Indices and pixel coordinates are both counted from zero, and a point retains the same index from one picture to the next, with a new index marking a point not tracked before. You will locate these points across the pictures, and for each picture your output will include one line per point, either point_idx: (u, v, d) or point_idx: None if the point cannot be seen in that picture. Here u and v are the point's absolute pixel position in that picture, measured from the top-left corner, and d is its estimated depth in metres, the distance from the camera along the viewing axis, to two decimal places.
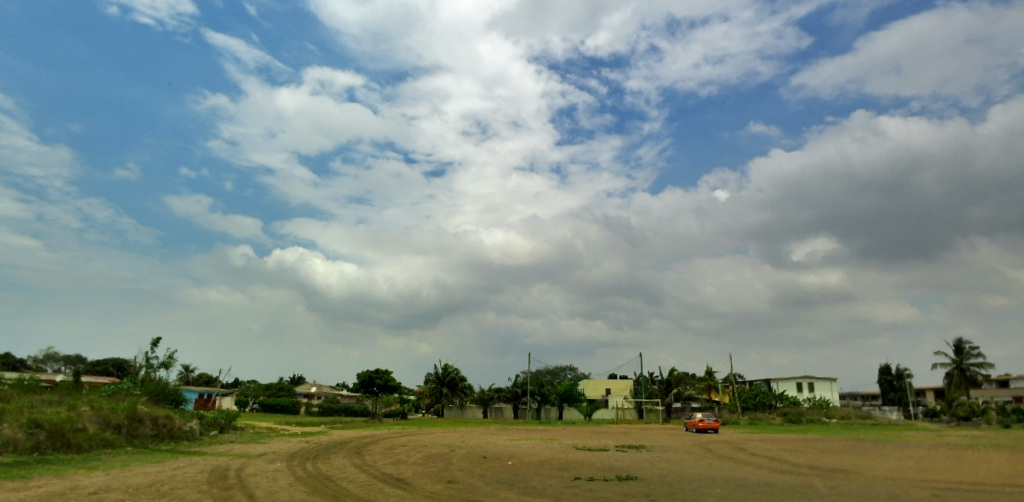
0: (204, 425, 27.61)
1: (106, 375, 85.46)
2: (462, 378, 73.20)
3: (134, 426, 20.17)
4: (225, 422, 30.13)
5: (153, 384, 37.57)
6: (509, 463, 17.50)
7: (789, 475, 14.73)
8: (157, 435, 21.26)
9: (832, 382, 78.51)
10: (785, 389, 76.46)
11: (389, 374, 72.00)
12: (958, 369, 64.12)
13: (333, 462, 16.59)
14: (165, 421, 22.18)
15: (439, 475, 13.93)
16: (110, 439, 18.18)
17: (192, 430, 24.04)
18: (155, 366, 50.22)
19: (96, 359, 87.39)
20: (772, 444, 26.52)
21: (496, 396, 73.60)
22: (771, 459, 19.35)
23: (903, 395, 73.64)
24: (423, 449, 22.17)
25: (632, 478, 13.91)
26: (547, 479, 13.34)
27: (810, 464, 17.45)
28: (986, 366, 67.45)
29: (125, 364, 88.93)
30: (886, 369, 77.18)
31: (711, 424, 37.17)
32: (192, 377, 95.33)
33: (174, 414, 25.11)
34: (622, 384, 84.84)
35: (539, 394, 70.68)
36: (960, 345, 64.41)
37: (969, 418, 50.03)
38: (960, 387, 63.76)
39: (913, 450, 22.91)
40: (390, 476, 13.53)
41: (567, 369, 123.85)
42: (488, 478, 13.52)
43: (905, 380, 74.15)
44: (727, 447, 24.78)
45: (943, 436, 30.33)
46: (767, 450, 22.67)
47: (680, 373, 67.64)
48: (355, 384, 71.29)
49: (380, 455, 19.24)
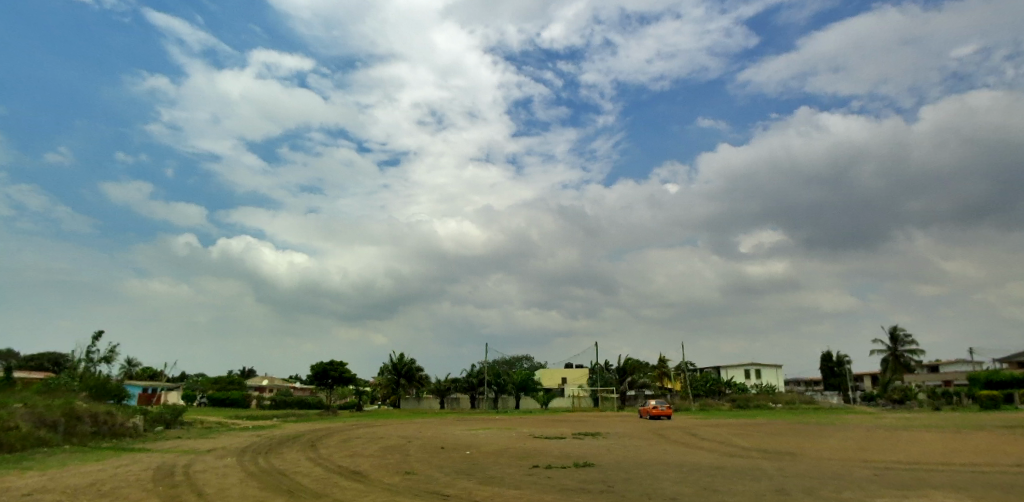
0: (148, 421, 26.40)
1: (39, 370, 80.66)
2: (419, 369, 72.64)
3: (72, 424, 19.11)
4: (172, 417, 28.96)
5: (92, 378, 35.75)
6: (468, 452, 17.50)
7: (740, 458, 15.39)
8: (98, 433, 20.19)
9: (777, 369, 82.17)
10: (734, 376, 79.53)
11: (344, 365, 70.93)
12: (892, 355, 68.26)
13: (287, 455, 16.20)
14: (106, 417, 21.11)
15: (397, 466, 13.79)
16: (46, 438, 17.12)
17: (136, 427, 22.90)
18: (97, 360, 48.01)
19: (27, 354, 82.39)
20: (722, 428, 27.60)
21: (454, 387, 73.43)
22: (723, 443, 20.09)
23: (843, 380, 77.84)
24: (379, 441, 21.92)
25: (590, 464, 14.24)
26: (507, 468, 13.46)
27: (759, 447, 18.27)
28: (917, 351, 72.06)
29: (59, 357, 83.94)
30: (827, 356, 81.41)
31: (665, 411, 38.32)
32: (135, 372, 91.23)
33: (115, 410, 23.86)
34: (578, 372, 86.41)
35: (496, 384, 71.58)
36: (894, 333, 68.57)
37: (902, 401, 53.53)
38: (895, 372, 67.86)
39: (853, 432, 24.40)
40: (347, 469, 13.34)
41: (524, 359, 125.15)
42: (447, 468, 13.55)
43: (845, 366, 78.41)
44: (680, 432, 25.60)
45: (880, 418, 32.36)
46: (717, 435, 23.61)
47: (635, 361, 69.24)
48: (309, 376, 69.98)
49: (336, 447, 18.98)
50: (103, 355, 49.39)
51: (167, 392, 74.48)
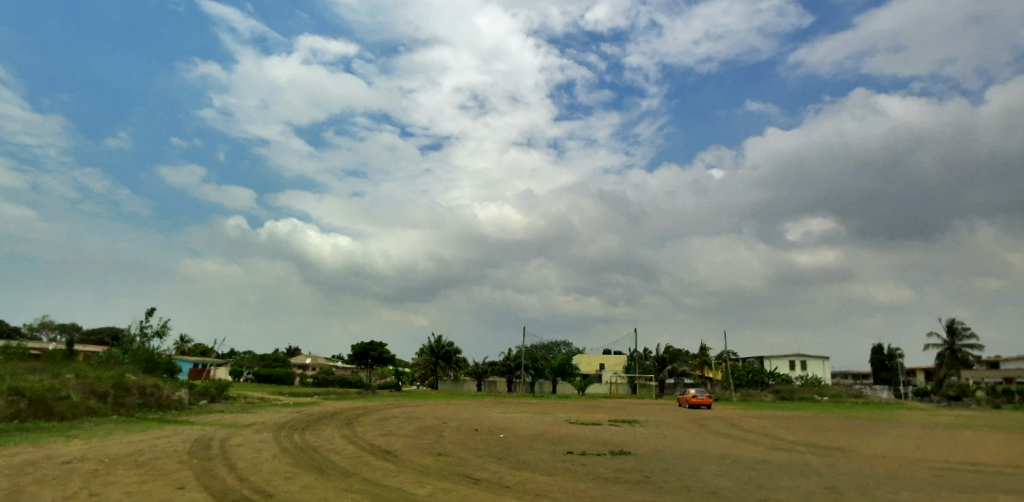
0: (194, 394, 27.40)
1: (102, 344, 85.70)
2: (456, 351, 73.34)
3: (121, 395, 19.89)
4: (217, 391, 30.01)
5: (144, 352, 37.46)
6: (501, 436, 17.29)
7: (785, 452, 14.57)
8: (145, 404, 20.97)
9: (824, 361, 79.04)
10: (778, 366, 77.01)
11: (383, 346, 72.36)
12: (950, 349, 64.52)
13: (322, 432, 16.34)
14: (153, 390, 21.92)
15: (427, 447, 13.64)
16: (95, 408, 17.84)
17: (181, 400, 23.71)
18: (152, 335, 50.41)
19: (92, 329, 87.64)
20: (765, 420, 26.57)
21: (491, 370, 73.89)
22: (766, 436, 19.19)
23: (894, 374, 74.26)
24: (414, 421, 22.00)
25: (626, 453, 13.71)
26: (539, 453, 13.11)
27: (806, 442, 17.32)
28: (977, 346, 67.92)
29: (120, 332, 88.76)
30: (878, 348, 77.75)
31: (704, 400, 37.29)
32: (189, 348, 95.71)
33: (162, 383, 24.79)
34: (616, 359, 85.49)
35: (533, 368, 71.54)
36: (953, 326, 64.70)
37: (960, 397, 50.57)
38: (952, 368, 64.17)
39: (908, 429, 22.97)
40: (378, 448, 13.25)
41: (561, 344, 124.87)
42: (479, 451, 13.33)
43: (897, 360, 74.73)
44: (721, 422, 24.71)
45: (937, 415, 30.49)
46: (760, 427, 22.68)
47: (675, 349, 67.64)
48: (350, 356, 71.74)
49: (371, 426, 19.06)
50: (157, 331, 51.87)
51: (217, 367, 77.85)
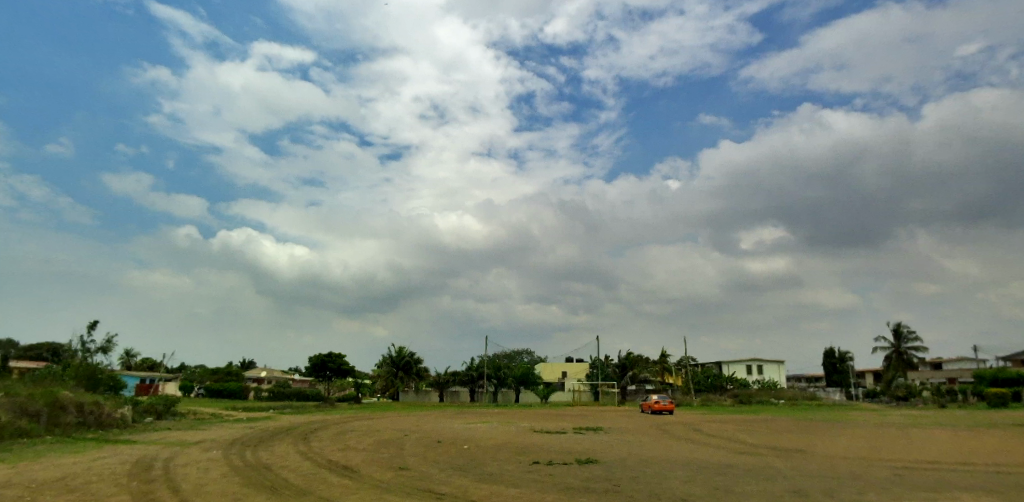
0: (138, 412, 25.78)
1: (37, 360, 80.31)
2: (418, 361, 72.15)
3: (55, 414, 18.45)
4: (163, 408, 28.36)
5: (83, 367, 35.19)
6: (465, 447, 16.87)
7: (747, 456, 14.70)
8: (83, 423, 19.54)
9: (779, 365, 81.51)
10: (736, 371, 78.90)
11: (343, 358, 70.49)
12: (896, 352, 67.57)
13: (276, 448, 15.55)
14: (92, 408, 20.47)
15: (388, 462, 13.07)
16: (26, 428, 16.47)
17: (124, 418, 22.24)
18: (94, 350, 47.55)
19: (26, 344, 82.10)
20: (725, 423, 27.07)
21: (453, 380, 72.97)
22: (728, 440, 19.47)
23: (845, 377, 77.24)
24: (375, 434, 21.32)
25: (593, 461, 13.52)
26: (504, 464, 12.77)
27: (767, 445, 17.61)
28: (921, 348, 71.41)
29: (57, 347, 83.40)
30: (830, 352, 80.80)
31: (666, 406, 37.71)
32: (134, 363, 90.80)
33: (102, 399, 23.20)
34: (579, 367, 85.91)
35: (496, 377, 70.95)
36: (898, 330, 67.83)
37: (907, 398, 52.95)
38: (897, 369, 67.15)
39: (861, 429, 23.73)
40: (336, 464, 12.64)
41: (524, 353, 124.81)
42: (442, 463, 12.87)
43: (847, 363, 77.77)
44: (683, 428, 24.95)
45: (887, 415, 31.70)
46: (721, 431, 23.04)
47: (636, 356, 68.00)
48: (308, 368, 69.54)
49: (329, 441, 18.31)
50: (99, 345, 48.98)
51: (165, 383, 74.07)
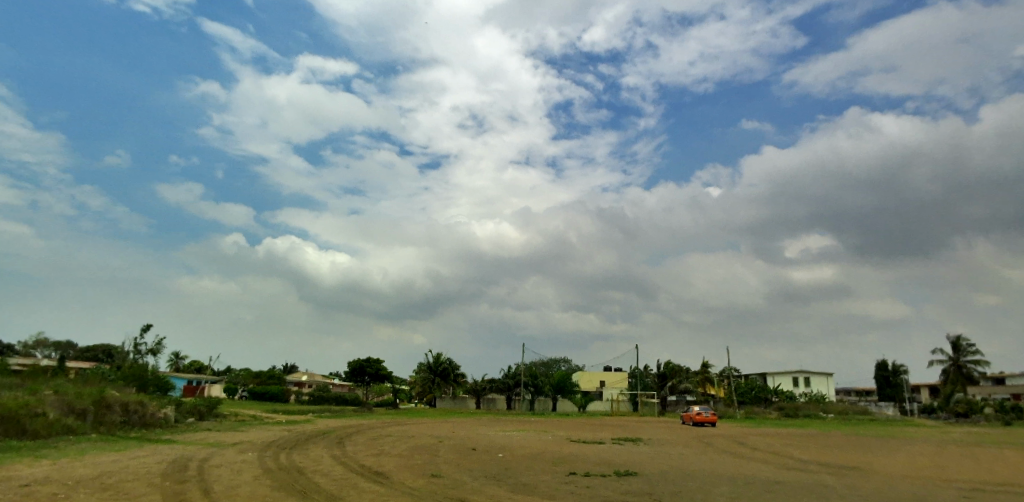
0: (181, 412, 26.43)
1: (95, 361, 84.40)
2: (454, 368, 72.24)
3: (101, 413, 19.00)
4: (206, 409, 29.01)
5: (133, 368, 36.55)
6: (500, 456, 16.47)
7: (798, 472, 13.79)
8: (127, 422, 20.06)
9: (827, 377, 77.97)
10: (781, 383, 75.84)
11: (380, 363, 71.27)
12: (954, 366, 63.60)
13: (310, 452, 15.51)
14: (136, 407, 21.02)
15: (421, 468, 12.82)
16: (73, 426, 16.98)
17: (167, 418, 22.79)
18: (145, 352, 49.41)
19: (86, 346, 86.40)
20: (773, 438, 25.73)
21: (489, 387, 72.63)
22: (775, 454, 18.46)
23: (899, 391, 73.18)
24: (409, 440, 21.19)
25: (631, 473, 12.91)
26: (539, 474, 12.31)
27: (819, 461, 16.54)
28: (983, 362, 67.00)
29: (114, 349, 87.38)
30: (882, 365, 76.73)
31: (708, 418, 36.35)
32: (184, 365, 94.24)
33: (147, 400, 23.86)
34: (616, 376, 84.38)
35: (532, 385, 70.27)
36: (957, 342, 63.86)
37: (968, 414, 49.62)
38: (956, 383, 63.23)
39: (923, 447, 22.10)
40: (369, 469, 12.45)
41: (561, 361, 123.66)
42: (475, 472, 12.53)
43: (901, 376, 73.69)
44: (727, 441, 23.87)
45: (949, 433, 29.60)
46: (768, 445, 21.89)
47: (675, 366, 66.15)
48: (346, 372, 70.53)
49: (363, 445, 18.27)
50: (151, 348, 50.91)
51: (212, 385, 76.53)
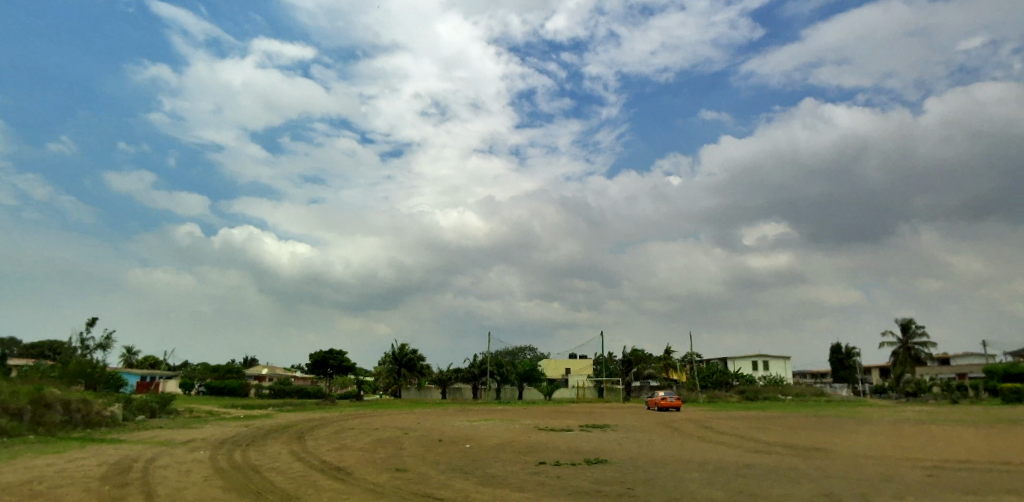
0: (130, 410, 25.03)
1: (39, 358, 80.00)
2: (420, 358, 71.51)
3: (40, 412, 17.69)
4: (157, 406, 27.59)
5: (78, 364, 34.48)
6: (467, 446, 16.15)
7: (766, 455, 13.92)
8: (70, 422, 18.78)
9: (785, 360, 80.75)
10: (741, 367, 78.14)
11: (344, 354, 69.94)
12: (903, 347, 66.63)
13: (268, 449, 14.80)
14: (80, 406, 19.70)
15: (385, 462, 12.34)
16: (7, 427, 15.72)
17: (114, 416, 21.48)
18: (93, 347, 46.94)
19: (28, 342, 81.76)
20: (737, 420, 26.26)
21: (456, 377, 72.17)
22: (742, 437, 18.76)
23: (852, 373, 76.39)
24: (374, 433, 20.63)
25: (602, 461, 12.76)
26: (509, 465, 11.99)
27: (785, 443, 16.82)
28: (929, 344, 70.45)
29: (59, 344, 82.97)
30: (837, 348, 79.81)
31: (673, 403, 36.91)
32: (136, 360, 90.49)
33: (91, 397, 22.44)
34: (582, 363, 85.36)
35: (498, 374, 70.55)
36: (906, 325, 66.87)
37: (916, 394, 52.10)
38: (905, 364, 66.27)
39: (879, 426, 22.92)
40: (329, 465, 11.88)
41: (527, 349, 124.19)
42: (442, 464, 12.13)
43: (854, 358, 76.87)
44: (693, 425, 24.23)
45: (901, 412, 30.88)
46: (733, 428, 22.30)
47: (641, 352, 67.32)
48: (309, 365, 68.95)
49: (324, 440, 17.61)
50: (100, 342, 48.41)
51: (166, 380, 73.69)
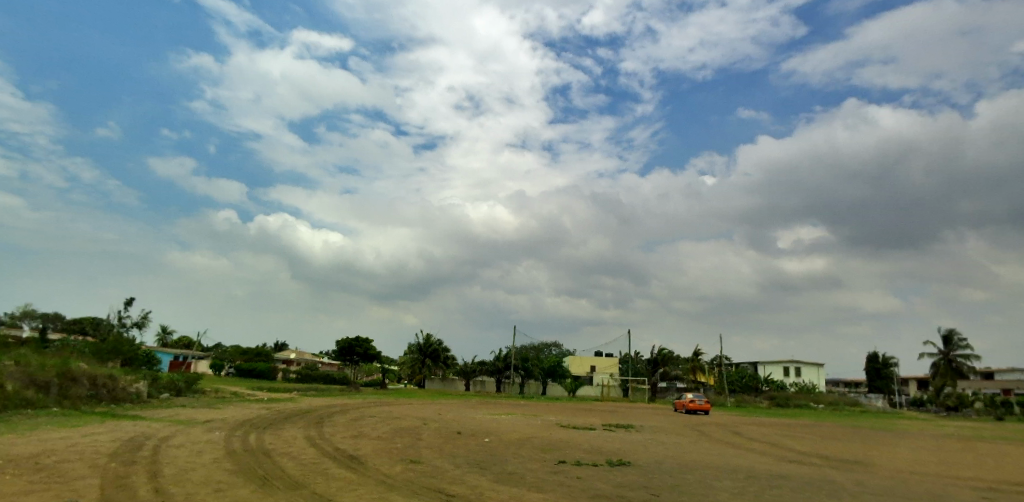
0: (156, 387, 25.41)
1: (81, 334, 83.17)
2: (445, 349, 71.58)
3: (66, 386, 17.96)
4: (183, 385, 27.97)
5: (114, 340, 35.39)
6: (486, 441, 15.70)
7: (801, 466, 13.06)
8: (95, 396, 19.04)
9: (818, 367, 78.08)
10: (772, 372, 75.94)
11: (370, 342, 70.55)
12: (945, 359, 63.62)
13: (284, 433, 14.60)
14: (106, 381, 19.98)
15: (400, 453, 11.95)
16: (33, 399, 15.96)
17: (139, 393, 21.74)
18: (130, 326, 48.35)
19: (73, 318, 85.08)
20: (768, 427, 25.17)
21: (479, 369, 72.07)
22: (773, 445, 17.86)
23: (889, 383, 73.43)
24: (392, 422, 20.37)
25: (625, 463, 12.13)
26: (527, 463, 11.45)
27: (821, 453, 15.87)
28: (973, 357, 67.07)
29: (101, 322, 86.13)
30: (873, 356, 76.87)
31: (702, 406, 35.73)
32: (172, 340, 93.28)
33: (119, 373, 22.80)
34: (607, 361, 84.30)
35: (522, 369, 70.06)
36: (949, 335, 63.79)
37: (959, 408, 49.64)
38: (946, 377, 63.24)
39: (921, 440, 21.59)
40: (342, 453, 11.56)
41: (552, 345, 123.35)
42: (458, 458, 11.66)
43: (892, 368, 73.84)
44: (721, 429, 23.31)
45: (944, 427, 29.21)
46: (763, 435, 21.34)
47: (668, 353, 65.85)
48: (335, 351, 69.78)
49: (342, 427, 17.39)
50: (137, 321, 49.83)
51: (199, 360, 75.69)
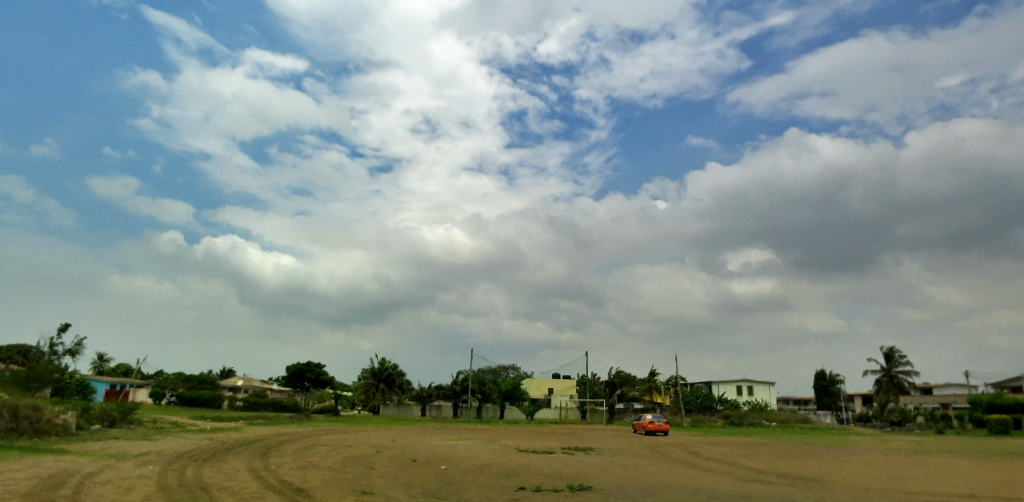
0: (86, 418, 23.52)
1: (3, 362, 76.88)
2: (401, 374, 69.87)
3: None
4: (117, 415, 26.01)
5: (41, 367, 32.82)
6: (443, 468, 15.15)
7: (761, 485, 13.12)
8: (15, 429, 17.41)
9: (770, 386, 80.28)
10: (726, 392, 77.55)
11: (322, 368, 68.16)
12: (887, 376, 66.60)
13: (226, 465, 13.65)
14: (29, 412, 18.34)
15: (352, 484, 11.31)
16: None
17: (66, 424, 20.04)
18: (61, 353, 45.05)
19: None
20: (725, 446, 25.46)
21: (436, 394, 70.65)
22: (731, 465, 18.00)
23: (836, 400, 76.17)
24: (344, 450, 19.45)
25: (586, 487, 11.90)
26: (486, 490, 11.03)
27: (778, 472, 16.06)
28: (912, 373, 70.49)
29: (27, 349, 79.99)
30: (820, 374, 79.74)
31: (661, 426, 35.82)
32: (107, 368, 87.45)
33: (44, 403, 21.00)
34: (566, 384, 84.23)
35: (480, 392, 69.13)
36: (890, 353, 66.93)
37: (901, 423, 51.84)
38: (889, 393, 66.11)
39: (870, 456, 22.29)
40: (289, 485, 10.85)
41: (510, 368, 122.52)
42: (414, 488, 11.13)
43: (838, 385, 76.72)
44: (679, 449, 23.43)
45: (888, 441, 30.37)
46: (720, 454, 21.55)
47: (626, 374, 66.41)
48: (285, 377, 67.02)
49: (290, 457, 16.43)
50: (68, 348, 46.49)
51: (136, 389, 71.09)
